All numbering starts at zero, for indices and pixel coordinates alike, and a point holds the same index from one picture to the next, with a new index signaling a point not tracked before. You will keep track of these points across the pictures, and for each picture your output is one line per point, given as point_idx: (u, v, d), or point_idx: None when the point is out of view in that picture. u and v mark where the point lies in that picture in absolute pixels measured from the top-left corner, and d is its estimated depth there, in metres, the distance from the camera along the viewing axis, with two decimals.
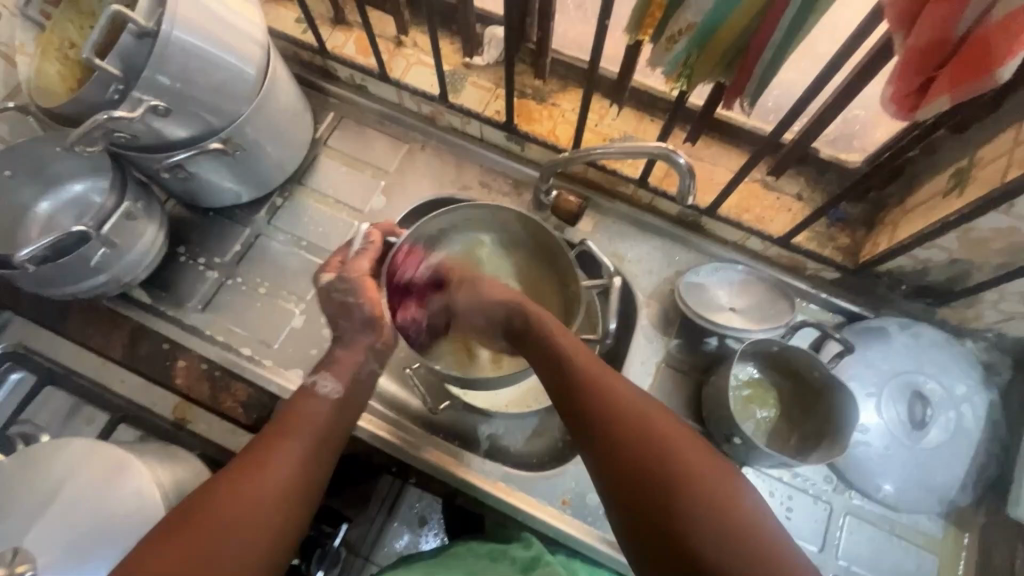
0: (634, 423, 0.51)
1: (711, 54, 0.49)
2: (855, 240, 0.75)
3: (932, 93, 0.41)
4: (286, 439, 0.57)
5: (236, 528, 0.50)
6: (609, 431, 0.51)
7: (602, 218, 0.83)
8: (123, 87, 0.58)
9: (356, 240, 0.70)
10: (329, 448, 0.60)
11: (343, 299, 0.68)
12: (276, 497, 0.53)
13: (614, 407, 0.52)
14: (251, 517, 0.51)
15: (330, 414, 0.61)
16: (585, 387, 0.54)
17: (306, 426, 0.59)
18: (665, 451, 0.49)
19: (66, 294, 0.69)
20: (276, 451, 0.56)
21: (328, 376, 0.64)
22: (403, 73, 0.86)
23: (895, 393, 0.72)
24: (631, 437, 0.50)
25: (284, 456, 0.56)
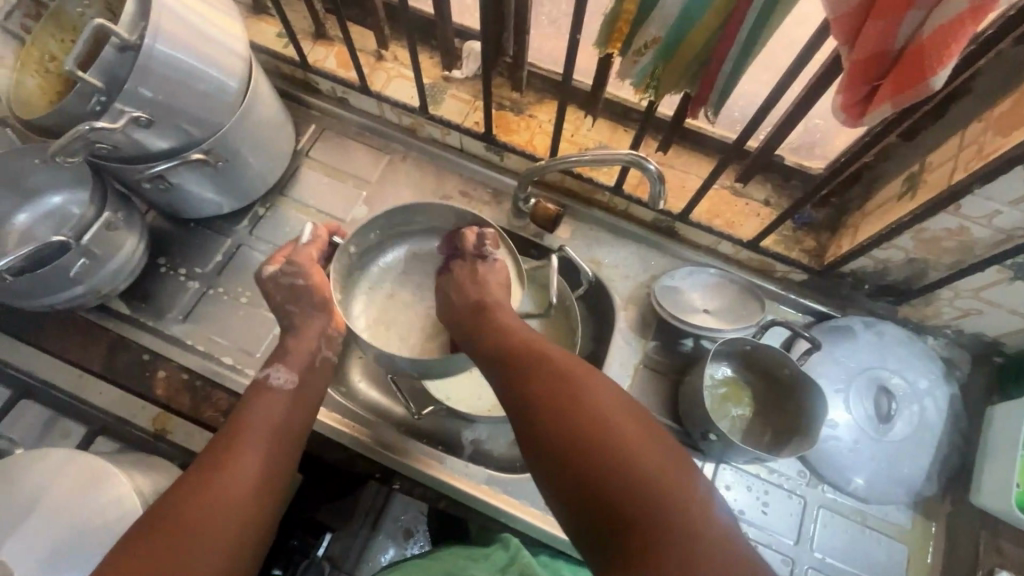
0: (585, 414, 0.48)
1: (676, 67, 0.52)
2: (821, 242, 0.79)
3: (876, 101, 0.44)
4: (243, 434, 0.58)
5: (204, 523, 0.50)
6: (559, 430, 0.48)
7: (579, 225, 0.86)
8: (105, 98, 0.58)
9: (304, 235, 0.75)
10: (292, 434, 0.61)
11: (292, 283, 0.71)
12: (242, 492, 0.54)
13: (569, 405, 0.49)
14: (218, 515, 0.51)
15: (285, 405, 0.62)
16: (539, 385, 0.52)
17: (263, 418, 0.60)
18: (615, 447, 0.45)
19: (43, 305, 0.69)
20: (237, 444, 0.57)
21: (280, 368, 0.65)
22: (383, 86, 0.88)
23: (862, 388, 0.75)
24: (577, 437, 0.47)
25: (247, 448, 0.57)
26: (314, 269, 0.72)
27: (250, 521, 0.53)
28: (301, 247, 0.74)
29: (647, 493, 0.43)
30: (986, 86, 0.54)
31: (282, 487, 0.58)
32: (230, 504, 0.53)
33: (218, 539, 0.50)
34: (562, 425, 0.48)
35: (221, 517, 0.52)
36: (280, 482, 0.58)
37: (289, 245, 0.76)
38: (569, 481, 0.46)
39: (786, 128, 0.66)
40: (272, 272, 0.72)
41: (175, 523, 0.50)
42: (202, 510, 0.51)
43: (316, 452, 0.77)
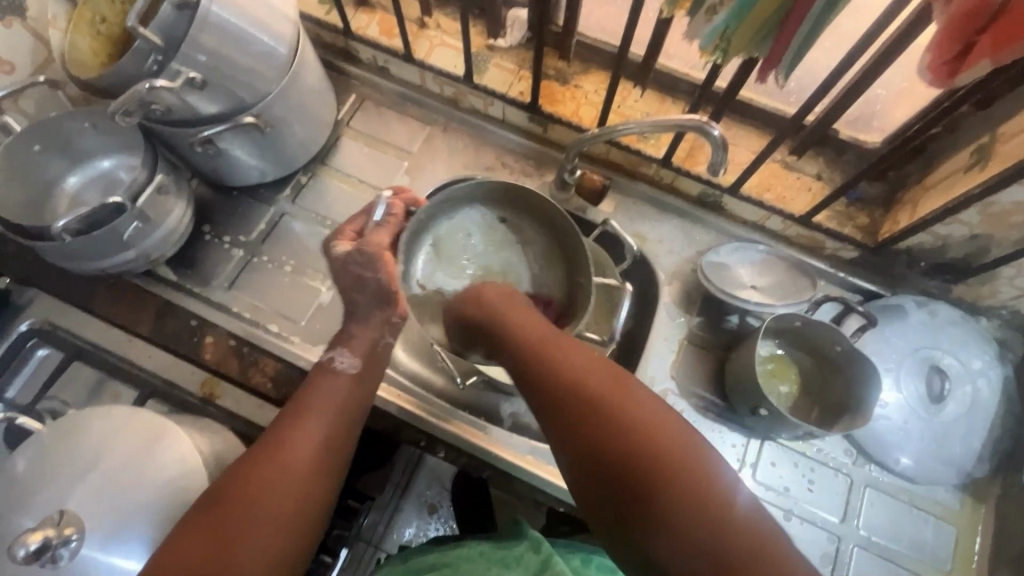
0: (643, 446, 0.49)
1: (749, 27, 0.50)
2: (874, 219, 0.77)
3: (971, 59, 0.42)
4: (304, 417, 0.58)
5: (267, 507, 0.52)
6: (617, 460, 0.49)
7: (622, 199, 0.85)
8: (162, 57, 0.58)
9: (378, 212, 0.69)
10: (354, 421, 0.61)
11: (360, 273, 0.66)
12: (297, 481, 0.54)
13: (627, 437, 0.49)
14: (278, 502, 0.52)
15: (345, 391, 0.61)
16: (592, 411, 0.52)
17: (326, 403, 0.59)
18: (667, 466, 0.47)
19: (96, 268, 0.70)
20: (298, 429, 0.57)
21: (345, 353, 0.64)
22: (426, 54, 0.86)
23: (912, 367, 0.74)
24: (626, 444, 0.49)
25: (305, 436, 0.57)
26: (387, 259, 0.66)
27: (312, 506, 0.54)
28: (373, 228, 0.69)
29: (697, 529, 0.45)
30: None
31: (338, 474, 0.58)
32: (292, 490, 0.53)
33: (277, 527, 0.51)
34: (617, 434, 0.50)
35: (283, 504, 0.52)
36: (338, 467, 0.58)
37: (361, 218, 0.71)
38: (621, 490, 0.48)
39: (850, 97, 0.64)
40: (343, 253, 0.67)
41: (234, 505, 0.51)
42: (265, 493, 0.52)
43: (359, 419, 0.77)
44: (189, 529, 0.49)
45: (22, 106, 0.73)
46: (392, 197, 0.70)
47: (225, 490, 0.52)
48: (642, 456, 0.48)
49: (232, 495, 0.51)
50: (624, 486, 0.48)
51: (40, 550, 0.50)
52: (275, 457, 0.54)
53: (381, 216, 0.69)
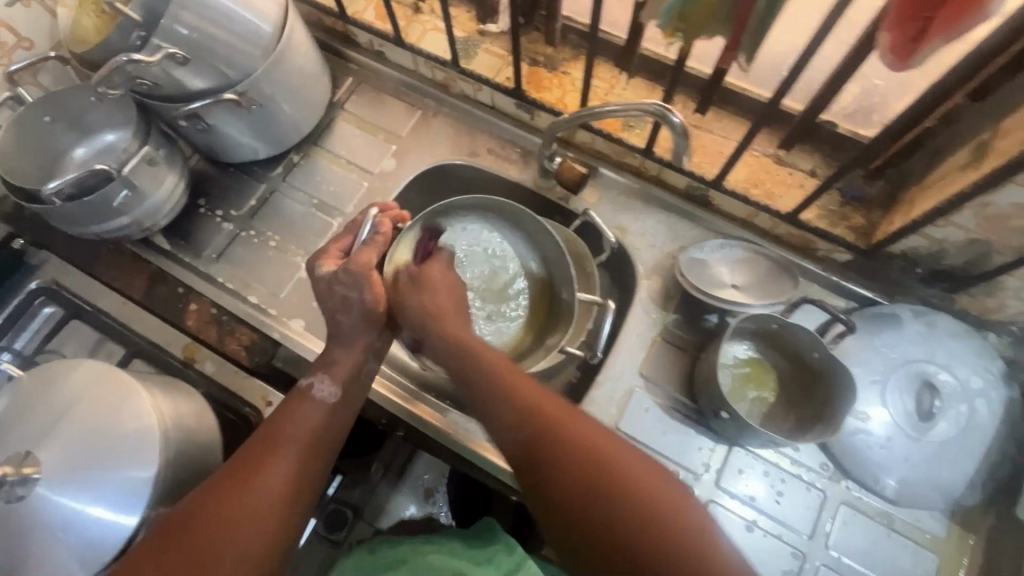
0: (613, 495, 0.47)
1: (706, 6, 0.48)
2: (871, 220, 0.72)
3: (929, 36, 0.38)
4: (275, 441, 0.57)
5: (237, 530, 0.51)
6: (576, 492, 0.49)
7: (607, 190, 0.83)
8: (145, 32, 0.61)
9: (365, 232, 0.65)
10: (328, 451, 0.59)
11: (346, 294, 0.63)
12: (269, 504, 0.53)
13: (584, 467, 0.49)
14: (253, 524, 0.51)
15: (322, 418, 0.60)
16: (548, 443, 0.51)
17: (296, 427, 0.58)
18: (641, 517, 0.46)
19: (93, 233, 0.74)
20: (269, 453, 0.56)
21: (325, 380, 0.62)
22: (418, 39, 0.87)
23: (902, 381, 0.69)
24: (591, 492, 0.48)
25: (277, 460, 0.55)
26: (374, 281, 0.62)
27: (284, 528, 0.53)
28: (361, 247, 0.64)
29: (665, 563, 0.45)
30: None
31: (312, 498, 0.57)
32: (265, 513, 0.52)
33: (252, 548, 0.51)
34: (588, 478, 0.49)
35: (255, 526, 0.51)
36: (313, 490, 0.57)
37: (346, 237, 0.67)
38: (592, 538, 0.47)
39: (835, 86, 0.59)
40: (327, 273, 0.63)
41: (208, 527, 0.50)
42: (234, 519, 0.51)
43: None
44: (147, 564, 0.48)
45: (40, 81, 0.79)
46: (380, 214, 0.67)
47: (191, 516, 0.51)
48: (596, 490, 0.48)
49: (198, 521, 0.50)
50: (583, 518, 0.48)
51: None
52: (245, 482, 0.53)
53: (367, 236, 0.66)
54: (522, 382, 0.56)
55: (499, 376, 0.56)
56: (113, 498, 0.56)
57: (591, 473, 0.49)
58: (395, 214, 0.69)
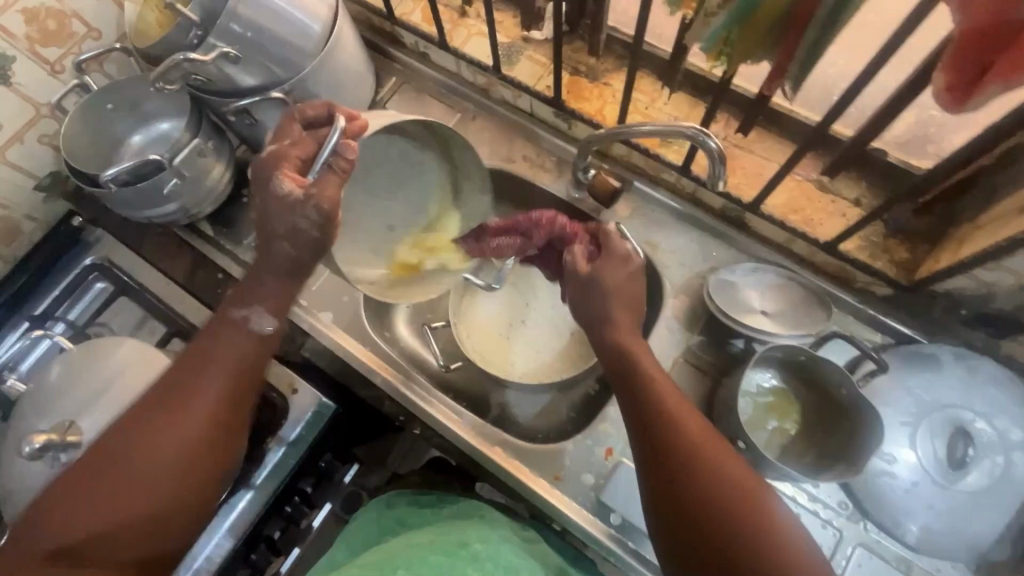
0: (695, 481, 0.53)
1: (753, 32, 0.47)
2: (915, 256, 0.69)
3: (988, 82, 0.37)
4: (206, 374, 0.61)
5: (160, 457, 0.57)
6: (698, 497, 0.52)
7: (640, 204, 0.82)
8: (202, 32, 0.64)
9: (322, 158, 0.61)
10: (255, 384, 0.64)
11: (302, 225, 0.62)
12: (198, 430, 0.59)
13: (709, 477, 0.53)
14: (160, 446, 0.57)
15: (246, 350, 0.63)
16: (677, 450, 0.55)
17: (225, 357, 0.62)
18: (721, 493, 0.52)
19: (144, 217, 0.78)
20: (188, 382, 0.60)
21: (261, 312, 0.64)
22: (462, 43, 0.88)
23: (935, 426, 0.66)
24: (690, 472, 0.53)
25: (192, 387, 0.60)
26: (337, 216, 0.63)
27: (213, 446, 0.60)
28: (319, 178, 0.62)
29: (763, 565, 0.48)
30: None
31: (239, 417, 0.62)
32: (170, 433, 0.58)
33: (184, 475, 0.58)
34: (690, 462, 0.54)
35: (171, 447, 0.57)
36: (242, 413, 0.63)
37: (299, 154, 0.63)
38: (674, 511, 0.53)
39: (886, 117, 0.57)
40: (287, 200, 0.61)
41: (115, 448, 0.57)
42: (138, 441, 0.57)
43: (353, 387, 0.82)
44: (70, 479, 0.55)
45: (105, 69, 0.83)
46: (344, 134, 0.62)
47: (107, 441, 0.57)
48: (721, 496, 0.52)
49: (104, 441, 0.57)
50: (700, 520, 0.51)
51: (43, 448, 0.59)
52: (155, 410, 0.59)
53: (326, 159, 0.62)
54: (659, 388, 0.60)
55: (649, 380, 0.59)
56: None
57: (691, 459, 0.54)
58: (358, 125, 0.65)
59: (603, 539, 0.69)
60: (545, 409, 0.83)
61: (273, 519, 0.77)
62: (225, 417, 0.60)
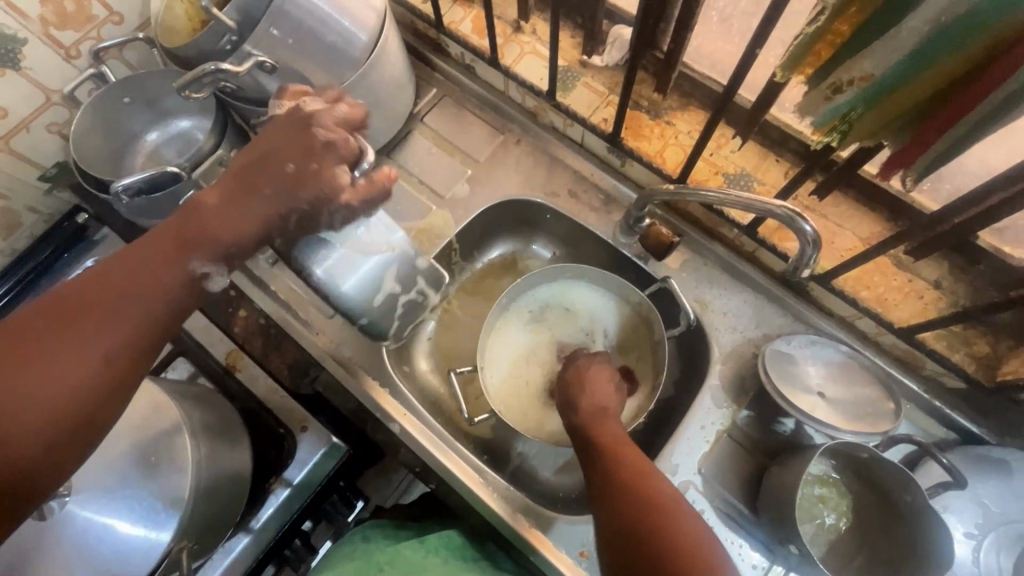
0: (645, 506, 0.50)
1: (881, 115, 0.40)
2: (997, 351, 0.63)
3: None
4: (117, 295, 0.47)
5: (28, 402, 0.42)
6: (643, 547, 0.47)
7: (692, 257, 0.75)
8: (235, 38, 0.58)
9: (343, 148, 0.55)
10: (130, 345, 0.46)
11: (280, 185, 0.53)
12: (91, 352, 0.44)
13: (657, 528, 0.48)
14: (38, 368, 0.42)
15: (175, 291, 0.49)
16: (625, 491, 0.51)
17: (161, 274, 0.49)
18: (665, 524, 0.48)
19: (154, 225, 0.72)
20: (87, 295, 0.46)
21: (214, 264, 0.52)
22: (513, 61, 0.81)
23: (1003, 543, 0.60)
24: (635, 500, 0.50)
25: (96, 331, 0.45)
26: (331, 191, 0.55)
27: (116, 379, 0.46)
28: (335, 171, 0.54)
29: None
30: None
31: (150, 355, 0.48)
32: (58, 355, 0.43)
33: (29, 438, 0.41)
34: (630, 486, 0.52)
35: (64, 367, 0.43)
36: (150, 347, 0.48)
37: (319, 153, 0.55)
38: (618, 531, 0.49)
39: None
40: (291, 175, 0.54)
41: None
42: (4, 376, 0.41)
43: (366, 428, 0.76)
44: None
45: (125, 57, 0.76)
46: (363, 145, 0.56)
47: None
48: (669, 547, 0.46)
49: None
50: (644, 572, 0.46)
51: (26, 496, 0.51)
52: (39, 325, 0.44)
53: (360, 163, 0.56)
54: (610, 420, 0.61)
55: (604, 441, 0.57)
56: (138, 516, 0.54)
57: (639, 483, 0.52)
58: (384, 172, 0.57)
59: None
60: (568, 465, 0.77)
61: (271, 561, 0.72)
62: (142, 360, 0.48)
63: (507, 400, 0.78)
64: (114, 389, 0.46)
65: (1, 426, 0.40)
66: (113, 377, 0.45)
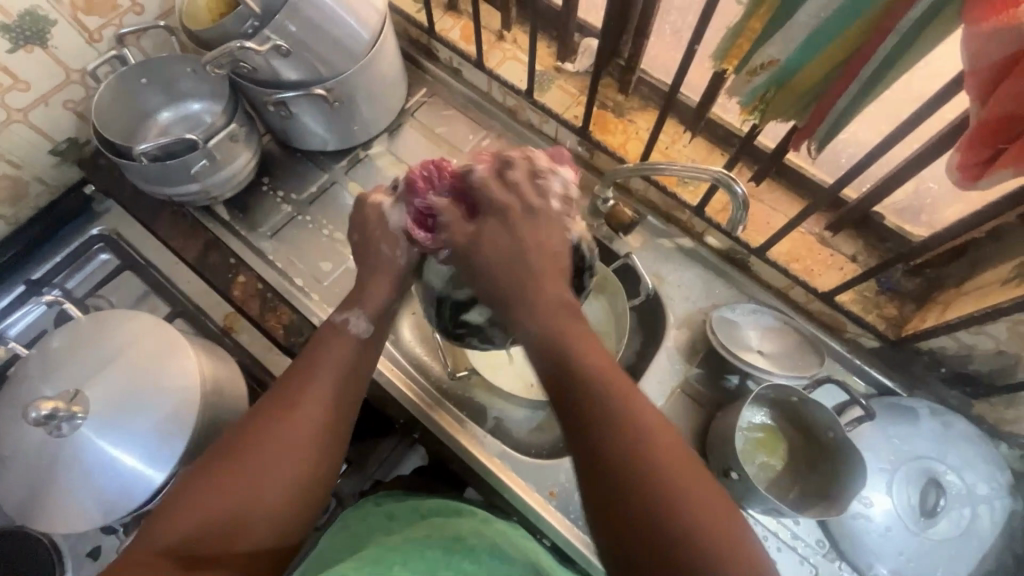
0: (644, 457, 0.42)
1: (786, 95, 0.51)
2: (902, 313, 0.74)
3: (998, 165, 0.41)
4: (309, 385, 0.53)
5: (272, 472, 0.49)
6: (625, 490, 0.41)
7: (651, 237, 0.85)
8: (257, 23, 0.66)
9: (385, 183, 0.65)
10: (343, 409, 0.55)
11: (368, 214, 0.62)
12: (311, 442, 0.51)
13: (670, 474, 0.41)
14: (282, 462, 0.49)
15: (356, 352, 0.57)
16: (615, 431, 0.43)
17: (333, 361, 0.56)
18: (658, 472, 0.41)
19: (163, 193, 0.78)
20: (304, 393, 0.53)
21: (356, 312, 0.59)
22: (496, 65, 0.91)
23: (909, 476, 0.70)
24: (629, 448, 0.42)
25: (310, 402, 0.52)
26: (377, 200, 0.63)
27: (329, 454, 0.52)
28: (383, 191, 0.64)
29: (703, 544, 0.38)
30: None
31: (345, 435, 0.55)
32: (296, 451, 0.50)
33: (290, 493, 0.49)
34: (627, 429, 0.43)
35: (296, 450, 0.50)
36: (344, 429, 0.54)
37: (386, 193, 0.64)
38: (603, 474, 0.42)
39: (892, 185, 0.62)
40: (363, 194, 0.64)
41: (240, 460, 0.48)
42: (263, 458, 0.49)
43: None
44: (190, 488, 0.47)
45: (141, 44, 0.83)
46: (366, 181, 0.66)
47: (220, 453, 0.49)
48: (673, 512, 0.39)
49: (220, 454, 0.49)
50: (642, 514, 0.40)
51: (49, 417, 0.57)
52: (274, 419, 0.51)
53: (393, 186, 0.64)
54: (597, 351, 0.48)
55: (587, 367, 0.47)
56: (147, 448, 0.59)
57: (635, 429, 0.43)
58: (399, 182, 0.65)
59: (591, 557, 0.71)
60: (541, 425, 0.83)
61: None
62: (343, 414, 0.54)
63: (476, 359, 0.83)
64: (328, 446, 0.52)
65: (263, 496, 0.48)
66: (329, 437, 0.52)
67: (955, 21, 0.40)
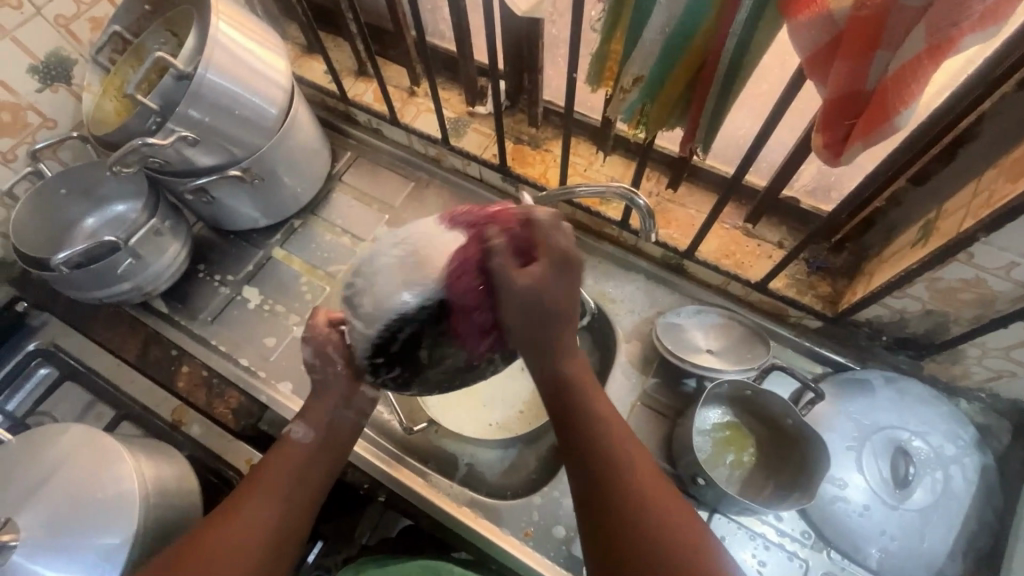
0: (622, 490, 0.49)
1: (659, 107, 0.54)
2: (836, 289, 0.76)
3: (850, 140, 0.44)
4: (267, 485, 0.56)
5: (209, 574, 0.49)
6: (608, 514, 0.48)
7: (587, 257, 0.86)
8: (160, 118, 0.67)
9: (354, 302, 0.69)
10: (291, 509, 0.56)
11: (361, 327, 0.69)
12: (273, 537, 0.54)
13: (637, 480, 0.49)
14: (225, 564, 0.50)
15: (306, 456, 0.60)
16: (630, 479, 0.49)
17: (289, 463, 0.59)
18: (637, 501, 0.48)
19: (93, 298, 0.78)
20: (249, 499, 0.55)
21: (302, 422, 0.62)
22: (412, 119, 0.95)
23: (877, 448, 0.70)
24: (617, 482, 0.49)
25: (254, 504, 0.55)
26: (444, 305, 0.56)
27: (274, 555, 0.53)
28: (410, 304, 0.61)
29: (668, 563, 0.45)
30: (997, 131, 0.51)
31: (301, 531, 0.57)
32: (251, 544, 0.52)
33: None
34: (620, 476, 0.50)
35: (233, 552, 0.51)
36: (296, 531, 0.56)
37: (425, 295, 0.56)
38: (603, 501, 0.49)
39: (791, 170, 0.64)
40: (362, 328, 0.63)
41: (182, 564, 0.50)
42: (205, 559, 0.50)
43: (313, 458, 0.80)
44: None
45: (60, 156, 0.85)
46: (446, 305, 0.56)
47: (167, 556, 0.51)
48: (636, 505, 0.48)
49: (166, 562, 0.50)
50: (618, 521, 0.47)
51: None
52: (221, 524, 0.53)
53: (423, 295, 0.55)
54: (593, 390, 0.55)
55: (594, 418, 0.53)
56: (86, 566, 0.56)
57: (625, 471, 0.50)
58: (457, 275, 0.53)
59: None
60: (513, 465, 0.81)
61: None
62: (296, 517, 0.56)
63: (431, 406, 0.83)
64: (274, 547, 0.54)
65: None
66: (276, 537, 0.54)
67: (778, 19, 0.43)
